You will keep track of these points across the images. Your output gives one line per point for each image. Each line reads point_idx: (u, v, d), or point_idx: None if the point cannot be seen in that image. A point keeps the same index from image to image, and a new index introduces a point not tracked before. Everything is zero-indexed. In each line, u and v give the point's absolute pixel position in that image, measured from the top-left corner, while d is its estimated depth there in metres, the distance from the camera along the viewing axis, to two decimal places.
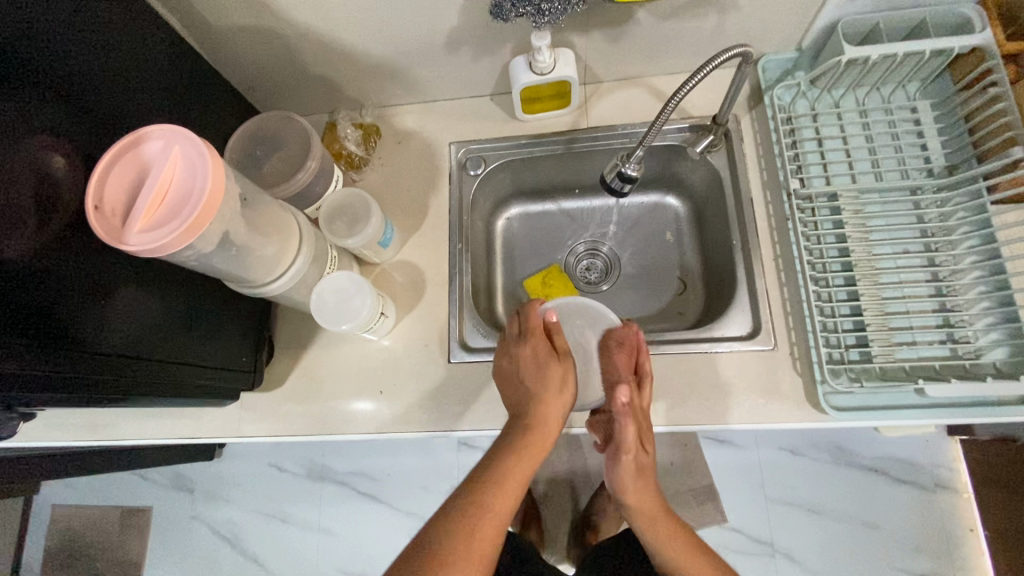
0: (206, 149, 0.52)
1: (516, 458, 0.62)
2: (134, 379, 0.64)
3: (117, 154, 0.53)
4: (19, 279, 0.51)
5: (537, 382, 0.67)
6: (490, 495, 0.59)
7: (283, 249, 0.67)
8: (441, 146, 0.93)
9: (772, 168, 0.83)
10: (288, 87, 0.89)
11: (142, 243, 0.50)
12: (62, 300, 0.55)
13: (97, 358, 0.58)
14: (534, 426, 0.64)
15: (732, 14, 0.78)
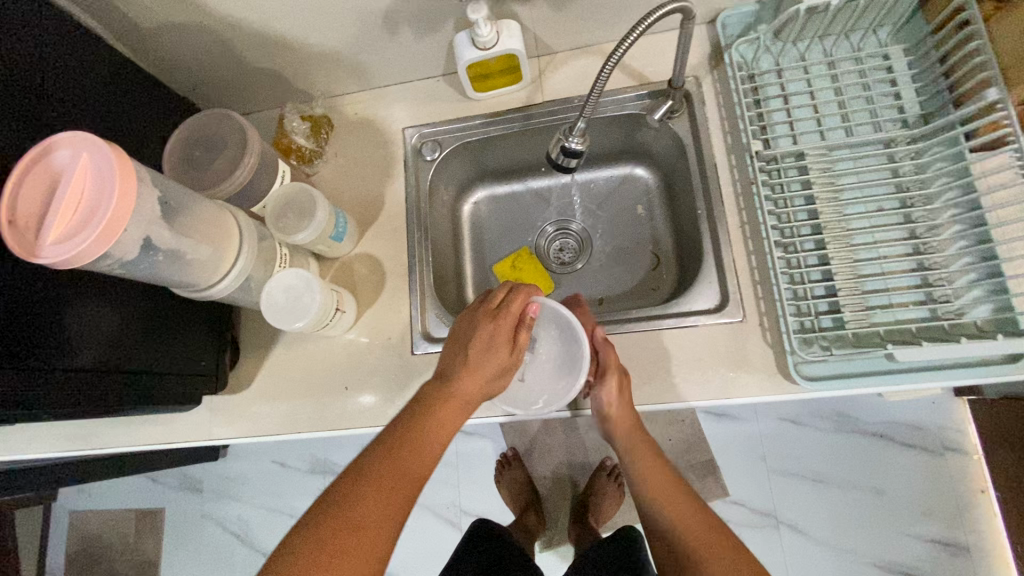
0: (118, 154, 0.52)
1: (431, 422, 0.60)
2: (87, 392, 0.64)
3: (23, 166, 0.51)
4: None
5: (476, 356, 0.62)
6: (406, 453, 0.57)
7: (222, 251, 0.65)
8: (395, 133, 0.90)
9: (735, 130, 0.79)
10: (232, 83, 0.86)
11: (56, 253, 0.49)
12: (11, 316, 0.55)
13: (53, 372, 0.59)
14: (454, 393, 0.61)
15: None
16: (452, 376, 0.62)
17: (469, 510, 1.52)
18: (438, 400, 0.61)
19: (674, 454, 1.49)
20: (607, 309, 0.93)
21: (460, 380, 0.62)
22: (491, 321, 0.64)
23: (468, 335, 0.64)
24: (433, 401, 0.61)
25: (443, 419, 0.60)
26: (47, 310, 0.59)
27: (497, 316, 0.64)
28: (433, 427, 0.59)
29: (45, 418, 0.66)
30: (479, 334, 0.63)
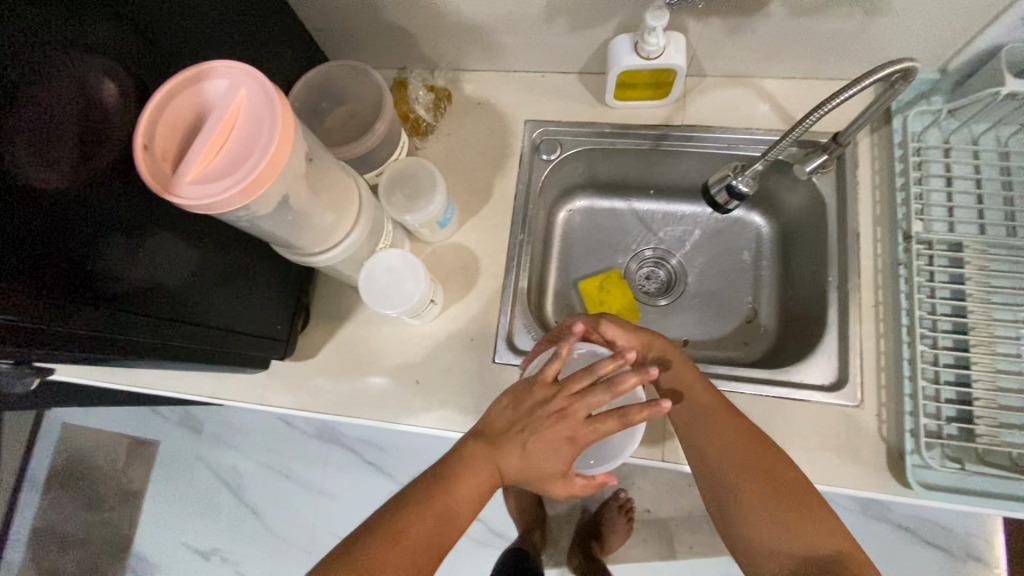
0: (245, 69, 0.46)
1: (462, 484, 0.58)
2: (157, 343, 0.57)
3: (153, 119, 0.45)
4: (53, 222, 0.44)
5: (538, 448, 0.58)
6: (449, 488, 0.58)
7: (341, 218, 0.60)
8: (516, 124, 0.84)
9: (887, 202, 0.73)
10: (359, 34, 0.80)
11: (209, 206, 0.43)
12: (95, 250, 0.48)
13: (129, 318, 0.52)
14: (497, 459, 0.59)
15: (879, 19, 0.67)
16: (501, 442, 0.59)
17: None
18: (474, 461, 0.59)
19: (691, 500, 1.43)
20: (691, 353, 0.88)
21: (506, 452, 0.59)
22: (567, 421, 0.58)
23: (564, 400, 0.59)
24: (467, 466, 0.59)
25: (475, 484, 0.59)
26: (97, 232, 0.48)
27: (575, 419, 0.58)
28: (465, 486, 0.58)
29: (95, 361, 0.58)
30: (562, 420, 0.58)
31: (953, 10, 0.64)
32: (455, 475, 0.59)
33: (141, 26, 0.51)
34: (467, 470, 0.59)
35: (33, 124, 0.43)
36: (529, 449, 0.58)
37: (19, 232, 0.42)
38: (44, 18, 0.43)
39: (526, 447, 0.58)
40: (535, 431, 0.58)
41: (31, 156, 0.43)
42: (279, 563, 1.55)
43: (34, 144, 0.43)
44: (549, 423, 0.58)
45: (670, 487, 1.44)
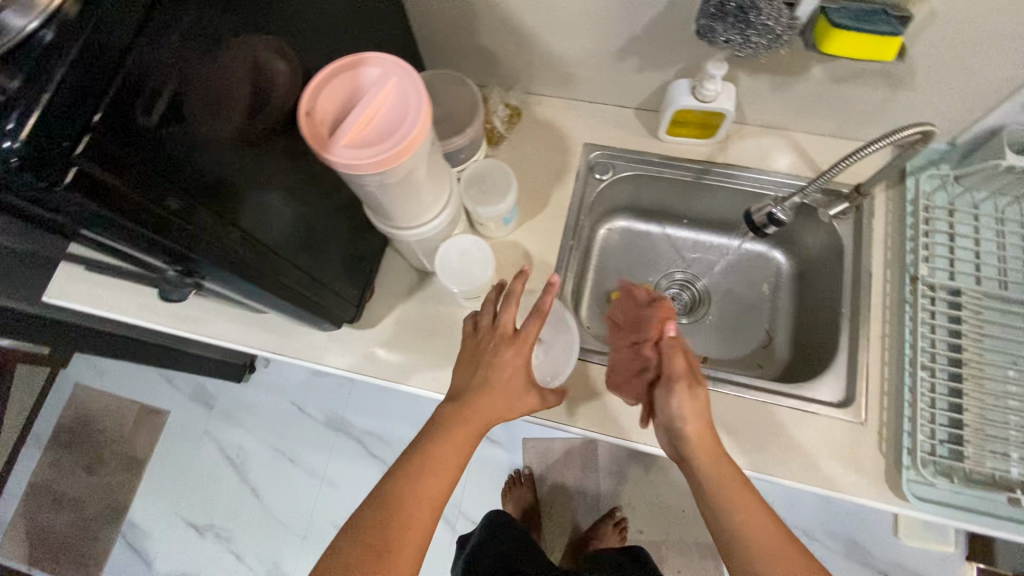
0: (398, 63, 0.55)
1: (449, 451, 0.65)
2: (276, 278, 0.61)
3: (316, 92, 0.54)
4: (216, 156, 0.50)
5: (501, 380, 0.67)
6: (423, 470, 0.64)
7: (435, 202, 0.70)
8: (576, 144, 0.94)
9: (897, 248, 0.84)
10: (451, 51, 0.91)
11: (355, 170, 0.53)
12: (239, 181, 0.53)
13: (257, 246, 0.56)
14: (468, 423, 0.66)
15: (903, 92, 0.79)
16: (469, 399, 0.67)
17: (467, 513, 1.53)
18: (447, 427, 0.66)
19: (683, 525, 1.48)
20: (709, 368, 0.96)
21: (472, 414, 0.66)
22: (513, 357, 0.68)
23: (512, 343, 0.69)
24: (443, 432, 0.66)
25: (453, 451, 0.65)
26: (238, 175, 0.53)
27: (522, 351, 0.68)
28: (448, 452, 0.65)
29: (226, 293, 0.65)
30: (503, 357, 0.68)
31: (966, 92, 0.76)
32: (435, 446, 0.65)
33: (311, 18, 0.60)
34: (446, 434, 0.66)
35: (218, 80, 0.49)
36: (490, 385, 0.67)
37: (192, 158, 0.47)
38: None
39: (491, 384, 0.67)
40: (489, 373, 0.67)
41: (211, 105, 0.49)
42: (272, 546, 1.57)
43: (214, 97, 0.49)
44: (506, 361, 0.68)
45: (664, 510, 1.49)
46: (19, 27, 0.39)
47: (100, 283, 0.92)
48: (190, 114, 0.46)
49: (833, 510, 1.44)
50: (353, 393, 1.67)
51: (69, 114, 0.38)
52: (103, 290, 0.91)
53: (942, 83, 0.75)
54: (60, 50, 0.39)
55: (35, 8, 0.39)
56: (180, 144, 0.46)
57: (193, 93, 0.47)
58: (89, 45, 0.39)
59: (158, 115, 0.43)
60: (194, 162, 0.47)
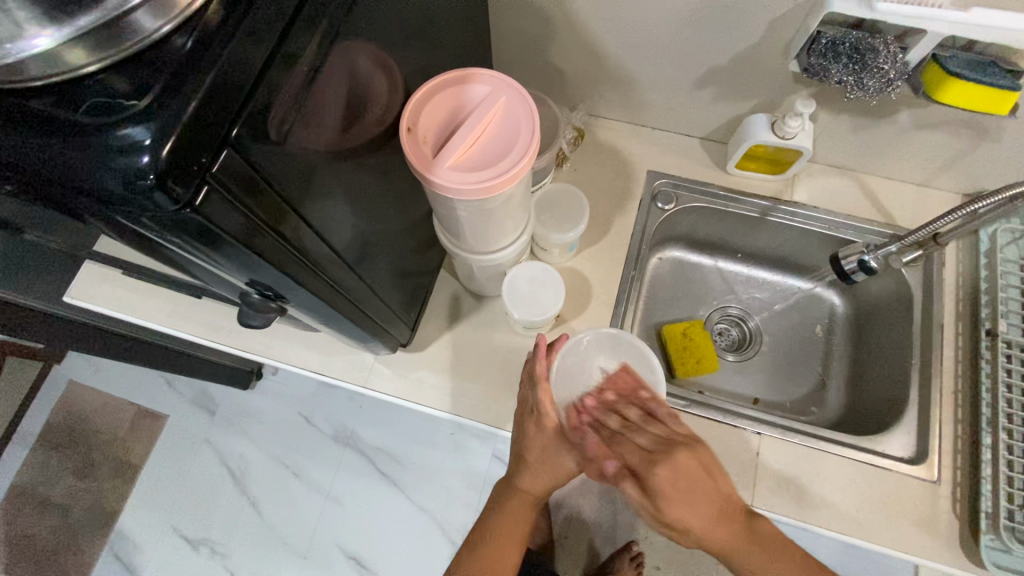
0: (505, 80, 0.52)
1: (514, 519, 0.68)
2: (350, 297, 0.58)
3: (418, 110, 0.51)
4: (314, 176, 0.44)
5: (534, 462, 0.66)
6: (495, 533, 0.68)
7: (512, 229, 0.66)
8: (639, 171, 0.91)
9: (969, 301, 0.82)
10: (519, 66, 0.88)
11: (456, 192, 0.48)
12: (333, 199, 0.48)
13: (339, 265, 0.52)
14: (526, 491, 0.68)
15: (988, 144, 0.77)
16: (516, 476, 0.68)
17: None
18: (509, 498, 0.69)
19: (701, 564, 1.43)
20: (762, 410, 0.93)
21: (528, 483, 0.67)
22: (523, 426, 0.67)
23: (537, 420, 0.66)
24: (507, 501, 0.69)
25: (519, 516, 0.68)
26: (331, 191, 0.48)
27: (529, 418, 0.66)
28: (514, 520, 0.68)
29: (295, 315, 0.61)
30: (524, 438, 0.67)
31: None
32: (502, 519, 0.68)
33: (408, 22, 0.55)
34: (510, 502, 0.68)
35: (322, 92, 0.43)
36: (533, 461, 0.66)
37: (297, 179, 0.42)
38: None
39: (529, 462, 0.67)
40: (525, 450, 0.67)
41: (314, 120, 0.43)
42: (270, 564, 1.49)
43: (317, 111, 0.43)
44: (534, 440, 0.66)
45: (682, 546, 1.44)
46: (149, 28, 0.35)
47: (130, 284, 0.86)
48: (300, 133, 0.41)
49: (867, 562, 1.36)
50: (364, 407, 1.60)
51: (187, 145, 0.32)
52: (132, 292, 0.85)
53: None
54: (193, 64, 0.34)
55: (168, 9, 0.35)
56: (287, 164, 0.40)
57: (310, 113, 0.42)
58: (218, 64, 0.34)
59: (278, 138, 0.39)
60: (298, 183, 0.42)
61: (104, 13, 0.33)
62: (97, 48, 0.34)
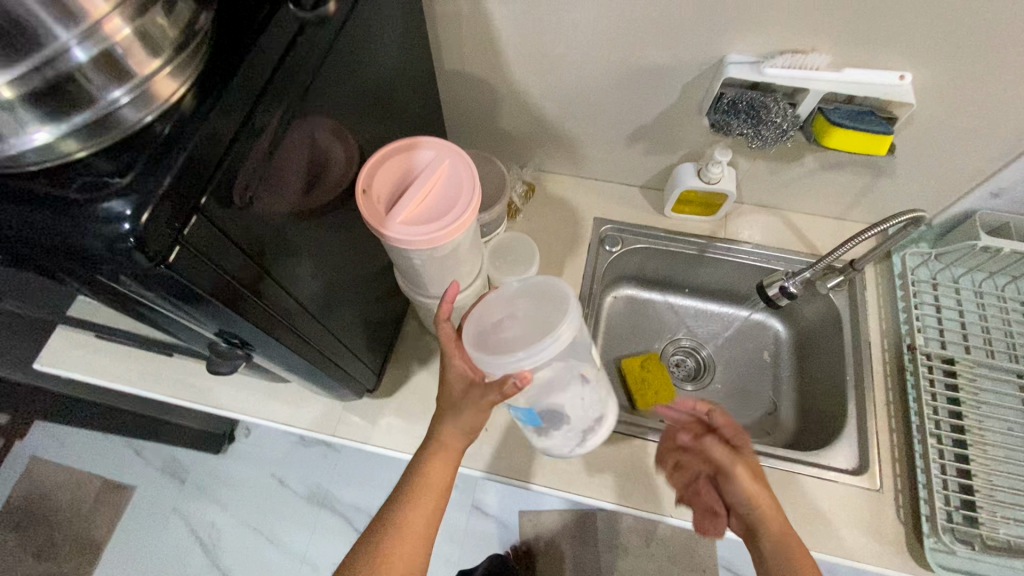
0: (450, 146, 0.59)
1: (431, 475, 0.62)
2: (316, 345, 0.62)
3: (372, 174, 0.57)
4: (279, 234, 0.50)
5: (452, 414, 0.62)
6: (412, 500, 0.62)
7: (466, 274, 0.72)
8: (587, 218, 1.00)
9: (891, 320, 0.90)
10: (472, 130, 0.97)
11: (410, 244, 0.54)
12: (297, 255, 0.54)
13: (305, 315, 0.57)
14: (445, 447, 0.63)
15: (885, 180, 0.88)
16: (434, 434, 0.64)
17: None
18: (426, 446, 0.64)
19: None
20: None
21: (449, 436, 0.63)
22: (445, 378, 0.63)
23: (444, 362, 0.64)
24: (425, 457, 0.63)
25: (440, 474, 0.63)
26: (295, 247, 0.53)
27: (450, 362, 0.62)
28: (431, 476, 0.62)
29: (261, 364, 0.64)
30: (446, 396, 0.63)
31: (940, 182, 0.85)
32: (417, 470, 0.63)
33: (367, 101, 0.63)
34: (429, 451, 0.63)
35: (283, 160, 0.49)
36: (449, 412, 0.63)
37: (262, 236, 0.47)
38: (319, 86, 0.51)
39: (447, 414, 0.63)
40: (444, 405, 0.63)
41: (278, 184, 0.49)
42: None
43: (279, 175, 0.49)
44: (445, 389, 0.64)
45: None
46: (133, 119, 0.40)
47: (100, 349, 0.88)
48: (266, 194, 0.47)
49: None
50: (340, 464, 1.59)
51: (166, 208, 0.38)
52: (104, 355, 0.88)
53: (919, 174, 0.85)
54: (170, 147, 0.40)
55: (151, 103, 0.41)
56: (255, 223, 0.46)
57: (268, 181, 0.47)
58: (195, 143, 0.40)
59: (237, 204, 0.43)
60: (265, 240, 0.47)
61: (95, 112, 0.39)
62: (90, 137, 0.39)
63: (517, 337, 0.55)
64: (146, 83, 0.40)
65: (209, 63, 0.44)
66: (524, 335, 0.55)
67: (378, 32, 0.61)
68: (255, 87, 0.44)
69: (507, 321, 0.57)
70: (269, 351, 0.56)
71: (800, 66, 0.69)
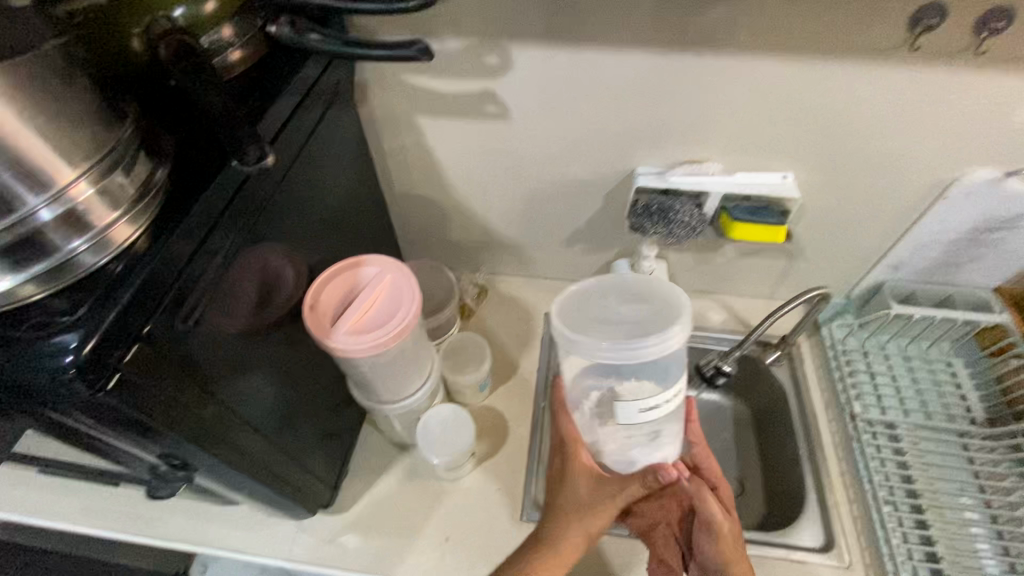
0: (391, 260, 0.66)
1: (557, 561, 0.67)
2: (266, 465, 0.62)
3: (320, 289, 0.63)
4: (225, 354, 0.53)
5: (585, 501, 0.69)
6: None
7: (416, 375, 0.75)
8: (538, 314, 1.05)
9: (831, 389, 0.94)
10: (425, 242, 1.05)
11: (354, 353, 0.58)
12: (244, 374, 0.56)
13: (253, 434, 0.58)
14: (572, 540, 0.68)
15: (799, 262, 0.97)
16: (563, 517, 0.69)
17: None
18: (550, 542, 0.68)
19: None
20: None
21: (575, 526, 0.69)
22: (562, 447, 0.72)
23: (585, 452, 0.70)
24: (553, 540, 0.68)
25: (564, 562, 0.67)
26: (242, 367, 0.56)
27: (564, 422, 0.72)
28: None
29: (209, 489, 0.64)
30: (564, 477, 0.71)
31: (846, 259, 0.95)
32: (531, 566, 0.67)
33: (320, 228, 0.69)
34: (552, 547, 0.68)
35: (230, 286, 0.54)
36: (581, 503, 0.69)
37: (206, 356, 0.50)
38: (266, 219, 0.58)
39: (581, 506, 0.68)
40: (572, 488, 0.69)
41: (224, 308, 0.53)
42: None
43: (226, 300, 0.53)
44: (580, 493, 0.69)
45: None
46: (90, 262, 0.45)
47: (45, 486, 0.85)
48: (212, 317, 0.51)
49: None
50: None
51: (110, 338, 0.41)
52: (49, 493, 0.84)
53: (825, 254, 0.94)
54: (128, 274, 0.45)
55: (108, 246, 0.46)
56: (198, 345, 0.49)
57: (218, 298, 0.52)
58: (146, 277, 0.45)
59: (186, 320, 0.48)
60: (209, 359, 0.51)
61: (55, 259, 0.43)
62: (47, 282, 0.43)
63: (628, 331, 0.62)
64: (105, 233, 0.45)
65: (168, 204, 0.50)
66: (642, 329, 0.61)
67: (327, 168, 0.70)
68: (211, 217, 0.51)
69: (621, 319, 0.64)
70: (216, 474, 0.56)
71: (697, 171, 0.80)
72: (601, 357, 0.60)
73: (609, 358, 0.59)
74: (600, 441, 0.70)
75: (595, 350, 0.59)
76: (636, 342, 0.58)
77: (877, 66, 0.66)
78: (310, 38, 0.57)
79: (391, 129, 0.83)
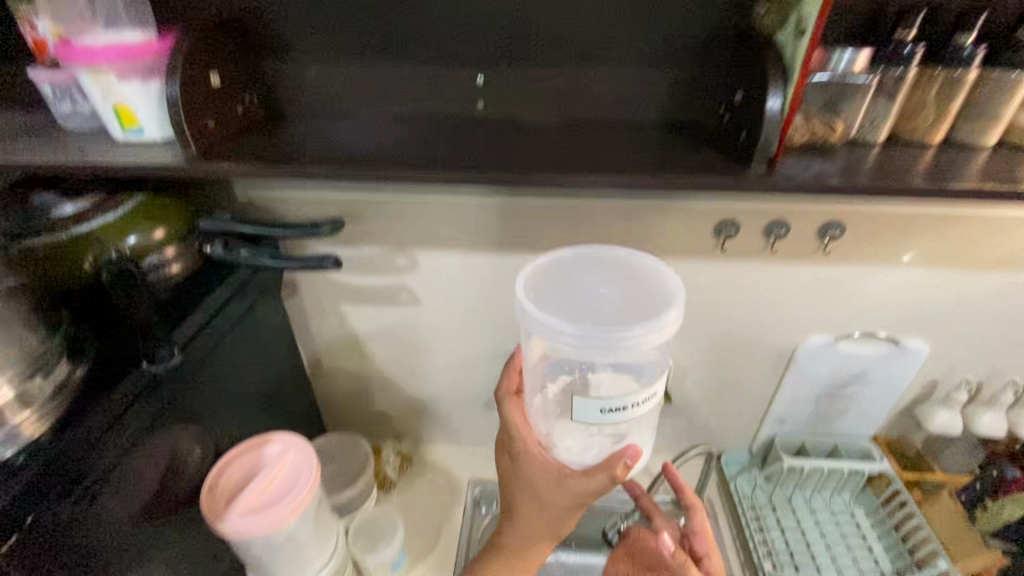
0: (295, 438, 0.71)
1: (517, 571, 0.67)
2: None
3: (223, 468, 0.66)
4: (111, 541, 0.55)
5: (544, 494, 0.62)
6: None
7: (317, 556, 0.74)
8: (461, 482, 1.07)
9: (746, 549, 0.96)
10: (351, 414, 1.10)
11: (250, 535, 0.61)
12: (127, 563, 0.57)
13: None
14: (534, 530, 0.66)
15: (697, 419, 1.06)
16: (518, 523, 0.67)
17: None
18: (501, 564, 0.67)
19: None
20: None
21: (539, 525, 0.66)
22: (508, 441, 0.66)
23: (538, 463, 0.61)
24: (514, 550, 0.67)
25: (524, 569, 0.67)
26: (128, 554, 0.57)
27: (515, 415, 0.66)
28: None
29: None
30: (516, 466, 0.64)
31: (737, 415, 1.05)
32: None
33: (238, 409, 0.75)
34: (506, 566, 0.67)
35: (133, 470, 0.57)
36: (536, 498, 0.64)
37: (87, 545, 0.52)
38: (181, 403, 0.64)
39: (535, 510, 0.65)
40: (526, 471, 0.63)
41: (121, 492, 0.56)
42: None
43: (125, 484, 0.56)
44: (543, 489, 0.62)
45: None
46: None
47: None
48: (105, 503, 0.54)
49: None
50: None
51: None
52: None
53: (717, 411, 1.04)
54: (28, 466, 0.49)
55: (18, 438, 0.51)
56: (81, 533, 0.51)
57: (115, 485, 0.55)
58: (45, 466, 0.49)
59: (73, 506, 0.51)
60: (90, 549, 0.52)
61: None
62: None
63: (596, 318, 0.58)
64: (15, 427, 0.51)
65: (85, 395, 0.56)
66: (613, 319, 0.57)
67: (250, 354, 0.78)
68: (124, 403, 0.57)
69: (592, 299, 0.60)
70: None
71: None
72: (562, 338, 0.53)
73: (574, 343, 0.52)
74: (554, 435, 0.61)
75: (557, 332, 0.52)
76: (621, 332, 0.51)
77: (702, 262, 0.83)
78: (238, 254, 0.68)
79: (318, 313, 0.94)
